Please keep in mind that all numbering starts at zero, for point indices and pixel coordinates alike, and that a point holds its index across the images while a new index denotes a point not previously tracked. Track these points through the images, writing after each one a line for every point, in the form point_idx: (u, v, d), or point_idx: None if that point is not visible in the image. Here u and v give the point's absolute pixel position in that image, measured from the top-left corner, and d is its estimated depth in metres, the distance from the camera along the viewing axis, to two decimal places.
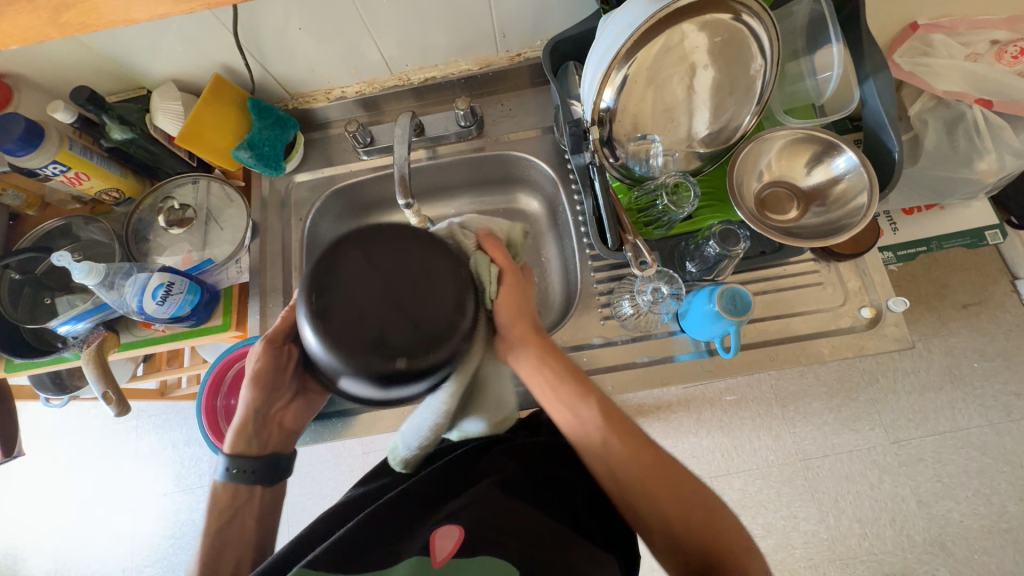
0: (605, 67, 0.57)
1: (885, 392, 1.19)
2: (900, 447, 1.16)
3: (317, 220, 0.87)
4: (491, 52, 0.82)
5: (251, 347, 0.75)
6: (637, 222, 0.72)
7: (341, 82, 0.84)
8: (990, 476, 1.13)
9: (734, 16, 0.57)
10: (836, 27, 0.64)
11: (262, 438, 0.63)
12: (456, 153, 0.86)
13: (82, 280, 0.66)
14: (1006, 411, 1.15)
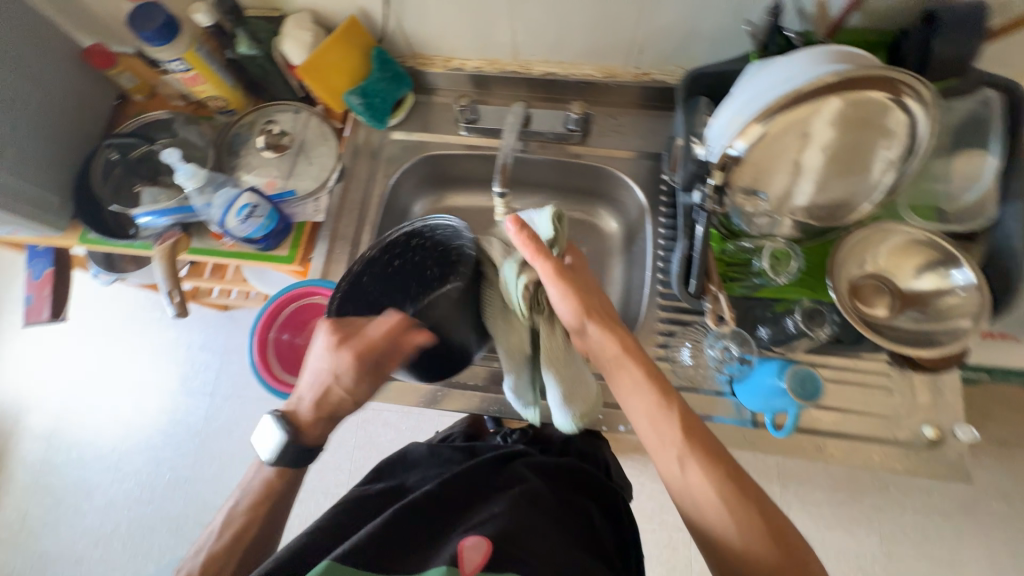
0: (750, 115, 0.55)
1: (896, 507, 1.15)
2: (894, 565, 1.13)
3: (400, 180, 0.87)
4: (620, 64, 0.80)
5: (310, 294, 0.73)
6: (725, 274, 0.68)
7: (463, 54, 0.83)
8: None
9: (897, 98, 0.54)
10: (999, 138, 0.62)
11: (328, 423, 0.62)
12: (553, 154, 0.85)
13: (184, 181, 0.70)
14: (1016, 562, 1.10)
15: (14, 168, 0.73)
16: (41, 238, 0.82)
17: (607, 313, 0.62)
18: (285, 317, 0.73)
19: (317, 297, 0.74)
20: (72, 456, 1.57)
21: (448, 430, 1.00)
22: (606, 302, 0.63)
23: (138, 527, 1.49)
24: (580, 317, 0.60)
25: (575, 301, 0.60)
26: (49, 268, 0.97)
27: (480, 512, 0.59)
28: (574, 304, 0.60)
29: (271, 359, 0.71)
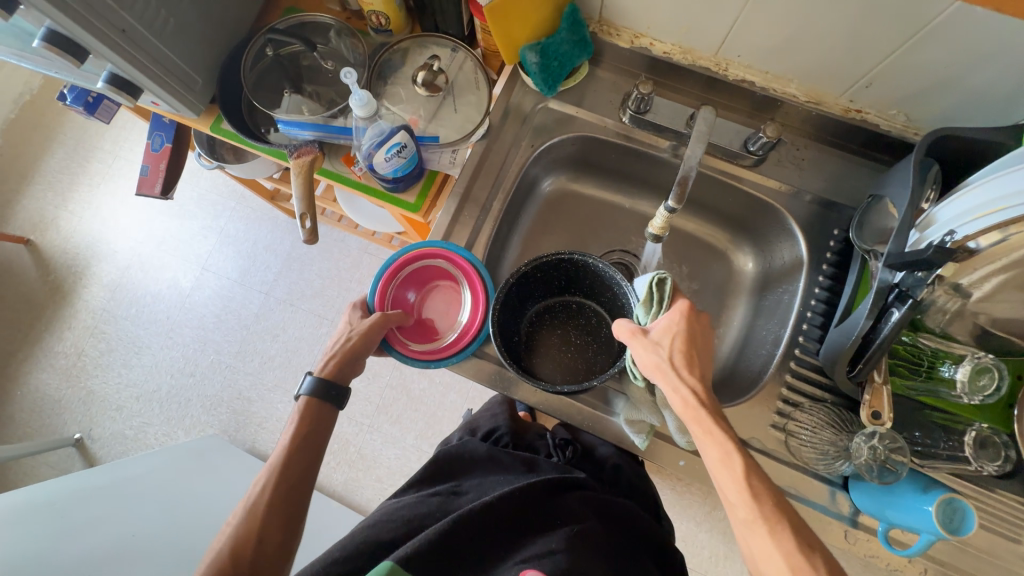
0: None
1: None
2: None
3: (543, 154, 0.81)
4: (833, 93, 0.70)
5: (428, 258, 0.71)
6: (892, 367, 0.61)
7: (658, 34, 0.73)
8: None
9: None
10: None
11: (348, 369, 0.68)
12: (717, 172, 0.76)
13: (356, 108, 0.67)
14: None
15: (173, 38, 0.69)
16: (175, 114, 0.80)
17: (686, 360, 0.59)
18: (412, 272, 0.72)
19: (448, 263, 0.71)
20: (128, 314, 1.63)
21: (491, 421, 0.90)
22: (692, 359, 0.59)
23: (176, 397, 1.57)
24: (655, 372, 0.58)
25: (652, 357, 0.59)
26: (168, 143, 0.96)
27: (533, 544, 0.59)
28: (648, 360, 0.59)
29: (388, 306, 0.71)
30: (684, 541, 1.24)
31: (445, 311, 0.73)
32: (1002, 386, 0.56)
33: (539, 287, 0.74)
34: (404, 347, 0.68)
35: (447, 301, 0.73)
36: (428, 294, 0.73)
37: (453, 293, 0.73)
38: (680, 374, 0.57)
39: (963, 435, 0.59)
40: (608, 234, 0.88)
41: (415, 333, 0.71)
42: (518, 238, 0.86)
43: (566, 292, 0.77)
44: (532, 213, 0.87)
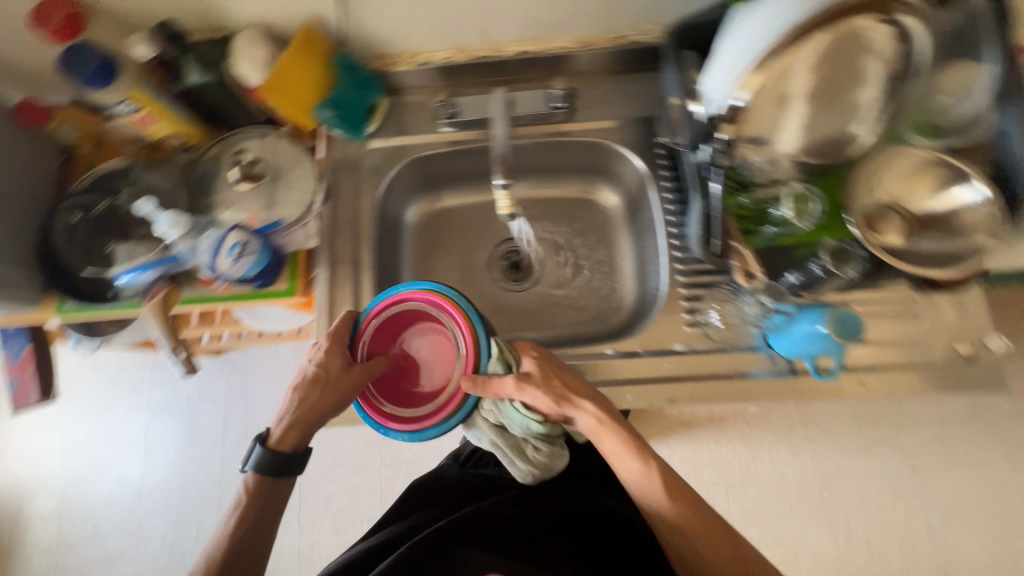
0: (756, 58, 0.53)
1: (910, 422, 1.23)
2: (919, 474, 1.20)
3: (389, 190, 0.83)
4: (594, 31, 0.77)
5: (411, 304, 0.69)
6: (743, 226, 0.66)
7: (429, 46, 0.78)
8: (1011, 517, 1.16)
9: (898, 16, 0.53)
10: (992, 42, 0.58)
11: (302, 432, 0.65)
12: (542, 136, 0.81)
13: (168, 230, 0.69)
14: None
15: None
16: (11, 317, 0.75)
17: (588, 392, 0.66)
18: (404, 311, 0.70)
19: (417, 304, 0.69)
20: (86, 533, 1.48)
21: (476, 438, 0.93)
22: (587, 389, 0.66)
23: None
24: (565, 409, 0.64)
25: (547, 398, 0.64)
26: (27, 346, 0.90)
27: (477, 554, 0.63)
28: (548, 402, 0.64)
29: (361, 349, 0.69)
30: (713, 465, 1.26)
31: (432, 373, 0.69)
32: (816, 206, 0.66)
33: (429, 337, 0.71)
34: (370, 404, 0.67)
35: (441, 358, 0.70)
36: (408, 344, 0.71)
37: (449, 352, 0.70)
38: (584, 403, 0.65)
39: (822, 256, 0.64)
40: (487, 232, 0.91)
41: (390, 393, 0.68)
42: (408, 275, 0.88)
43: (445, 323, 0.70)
44: (410, 247, 0.89)
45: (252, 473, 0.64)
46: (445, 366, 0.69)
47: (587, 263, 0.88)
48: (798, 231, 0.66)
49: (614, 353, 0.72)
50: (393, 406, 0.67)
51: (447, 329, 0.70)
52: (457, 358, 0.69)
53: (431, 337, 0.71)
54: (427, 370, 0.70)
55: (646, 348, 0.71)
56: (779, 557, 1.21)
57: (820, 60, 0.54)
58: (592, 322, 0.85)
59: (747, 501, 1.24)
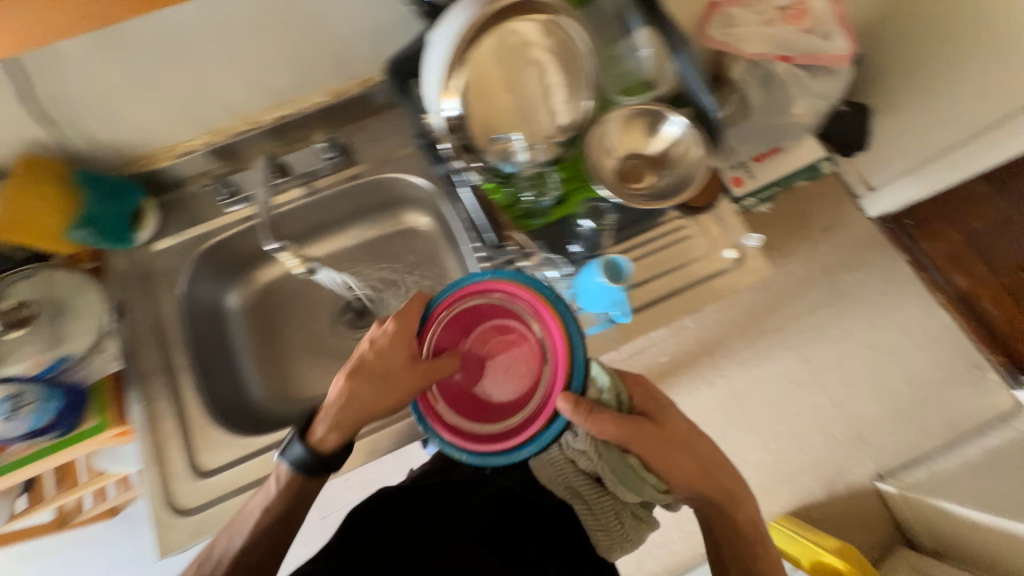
0: (443, 71, 0.62)
1: (789, 321, 1.43)
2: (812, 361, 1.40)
3: (193, 285, 0.79)
4: (339, 82, 0.81)
5: (520, 311, 0.62)
6: (513, 216, 0.72)
7: (183, 136, 0.79)
8: (884, 368, 1.40)
9: (550, 19, 0.66)
10: (636, 13, 0.72)
11: (343, 432, 0.61)
12: (331, 186, 0.85)
13: None
14: (880, 310, 1.43)
15: None
16: None
17: (676, 433, 0.68)
18: (484, 306, 0.63)
19: (515, 302, 0.63)
20: None
21: None
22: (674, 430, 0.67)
23: None
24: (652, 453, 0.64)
25: (657, 434, 0.65)
26: None
27: None
28: (635, 446, 0.63)
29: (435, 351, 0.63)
30: None
31: (508, 381, 0.62)
32: (555, 177, 0.73)
33: (512, 346, 0.62)
34: (430, 413, 0.61)
35: (518, 366, 0.62)
36: (491, 351, 0.63)
37: (526, 368, 0.61)
38: (676, 440, 0.67)
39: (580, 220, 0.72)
40: (321, 291, 0.91)
41: (451, 399, 0.61)
42: (247, 361, 0.84)
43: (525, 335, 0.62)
44: (239, 333, 0.85)
45: (287, 470, 0.60)
46: (513, 377, 0.62)
47: (422, 287, 0.91)
48: (558, 201, 0.73)
49: None
50: (457, 409, 0.61)
51: (528, 331, 0.63)
52: (542, 368, 0.61)
53: (507, 344, 0.63)
54: (498, 378, 0.62)
55: None
56: None
57: (495, 59, 0.66)
58: None
59: None
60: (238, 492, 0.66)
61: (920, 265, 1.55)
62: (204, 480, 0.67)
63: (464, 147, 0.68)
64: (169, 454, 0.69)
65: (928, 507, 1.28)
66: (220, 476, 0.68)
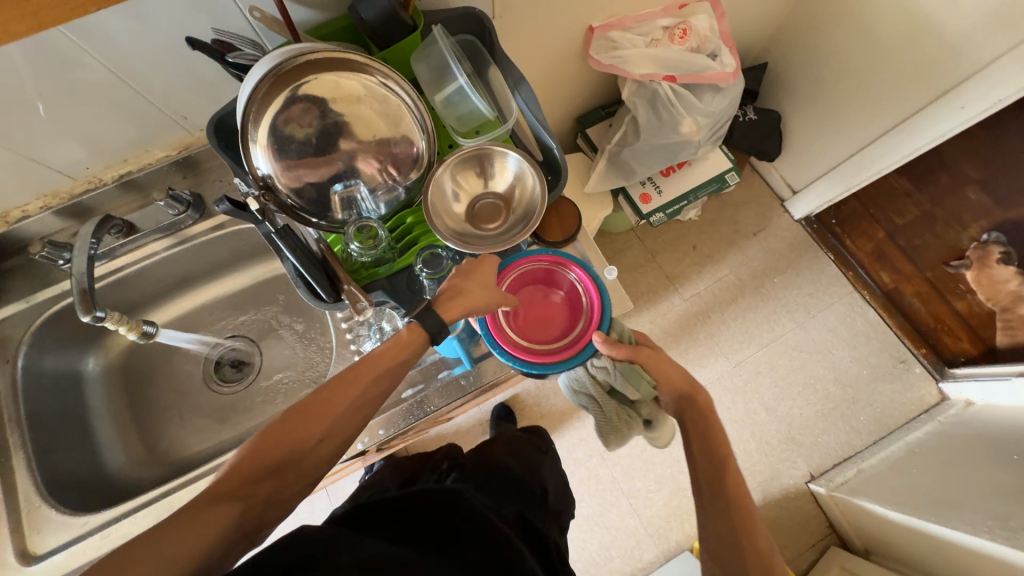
0: (242, 128, 0.59)
1: (719, 328, 1.57)
2: (740, 366, 1.54)
3: (36, 355, 0.76)
4: (183, 135, 0.80)
5: (587, 278, 0.75)
6: (353, 272, 0.70)
7: (16, 202, 0.76)
8: (810, 368, 1.52)
9: (374, 79, 0.62)
10: (455, 60, 0.69)
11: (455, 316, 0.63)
12: (182, 242, 0.82)
13: None
14: (806, 310, 1.56)
15: None
16: None
17: (677, 370, 0.75)
18: (552, 268, 0.77)
19: (567, 268, 0.76)
20: None
21: None
22: (679, 369, 0.75)
23: None
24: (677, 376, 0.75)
25: (655, 363, 0.74)
26: None
27: None
28: (669, 369, 0.75)
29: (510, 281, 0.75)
30: (581, 438, 1.49)
31: (552, 323, 0.76)
32: (383, 232, 0.68)
33: (557, 305, 0.77)
34: (494, 329, 0.71)
35: (553, 318, 0.76)
36: (547, 301, 0.77)
37: (576, 321, 0.75)
38: (670, 371, 0.74)
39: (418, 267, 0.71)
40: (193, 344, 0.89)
41: (511, 322, 0.73)
42: (106, 426, 0.82)
43: (569, 296, 0.76)
44: (98, 400, 0.83)
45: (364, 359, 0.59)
46: (547, 325, 0.75)
47: (296, 333, 0.90)
48: (399, 250, 0.73)
49: None
50: (508, 332, 0.72)
51: (569, 286, 0.77)
52: (578, 321, 0.74)
53: (552, 302, 0.77)
54: (537, 322, 0.75)
55: None
56: (663, 494, 1.45)
57: (309, 116, 0.61)
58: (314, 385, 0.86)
59: (623, 458, 1.47)
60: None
61: (844, 263, 1.57)
62: (32, 566, 0.65)
63: (282, 205, 0.64)
64: None
65: (853, 503, 1.30)
66: (50, 559, 0.65)
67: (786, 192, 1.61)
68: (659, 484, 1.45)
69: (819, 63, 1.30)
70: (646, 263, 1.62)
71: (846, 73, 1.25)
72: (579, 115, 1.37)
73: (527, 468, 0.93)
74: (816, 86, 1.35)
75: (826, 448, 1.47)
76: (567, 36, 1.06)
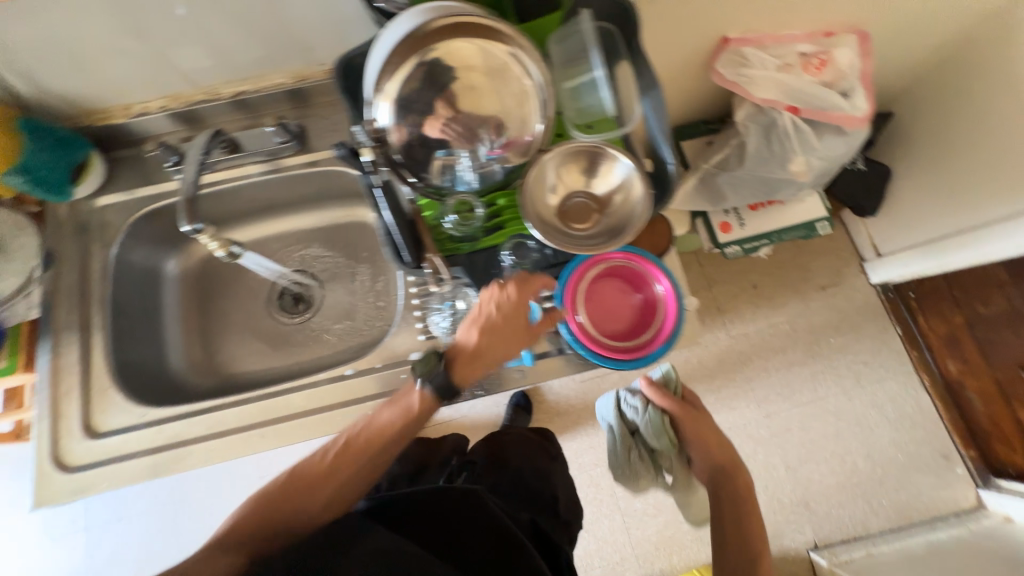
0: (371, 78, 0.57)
1: (759, 375, 1.50)
2: (771, 419, 1.47)
3: (129, 246, 0.80)
4: (304, 65, 0.80)
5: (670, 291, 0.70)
6: (441, 243, 0.72)
7: (139, 97, 0.78)
8: (844, 439, 1.44)
9: (508, 49, 0.59)
10: (595, 52, 0.68)
11: (473, 367, 0.65)
12: (279, 170, 0.83)
13: None
14: (856, 378, 1.47)
15: None
16: None
17: (714, 425, 0.92)
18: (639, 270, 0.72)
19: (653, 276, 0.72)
20: None
21: None
22: (712, 424, 0.92)
23: None
24: (709, 431, 0.91)
25: (693, 414, 0.92)
26: None
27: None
28: (700, 421, 0.91)
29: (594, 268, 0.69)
30: (591, 445, 1.48)
31: (622, 320, 0.71)
32: (482, 211, 0.71)
33: (631, 304, 0.72)
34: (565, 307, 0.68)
35: (622, 315, 0.71)
36: (622, 298, 0.72)
37: (646, 327, 0.70)
38: (707, 425, 0.91)
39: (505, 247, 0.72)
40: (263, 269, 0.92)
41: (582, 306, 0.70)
42: (173, 325, 0.86)
43: (645, 301, 0.71)
44: (171, 299, 0.86)
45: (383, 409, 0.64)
46: (613, 318, 0.71)
47: (360, 283, 0.91)
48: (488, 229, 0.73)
49: (355, 373, 0.73)
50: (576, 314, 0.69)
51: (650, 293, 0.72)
52: (648, 327, 0.69)
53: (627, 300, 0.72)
54: (606, 314, 0.71)
55: (384, 363, 0.74)
56: (660, 520, 1.43)
57: (437, 77, 0.58)
58: (367, 338, 0.88)
59: None
60: (116, 460, 0.68)
61: (912, 342, 1.46)
62: (92, 441, 0.69)
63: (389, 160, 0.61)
64: (64, 411, 0.70)
65: None
66: (109, 439, 0.69)
67: (869, 251, 1.49)
68: (658, 510, 1.43)
69: (959, 126, 1.19)
70: (701, 291, 1.55)
71: (987, 144, 1.14)
72: (679, 125, 1.30)
73: (537, 476, 0.93)
74: (944, 150, 1.24)
75: (836, 521, 1.41)
76: (700, 41, 0.99)
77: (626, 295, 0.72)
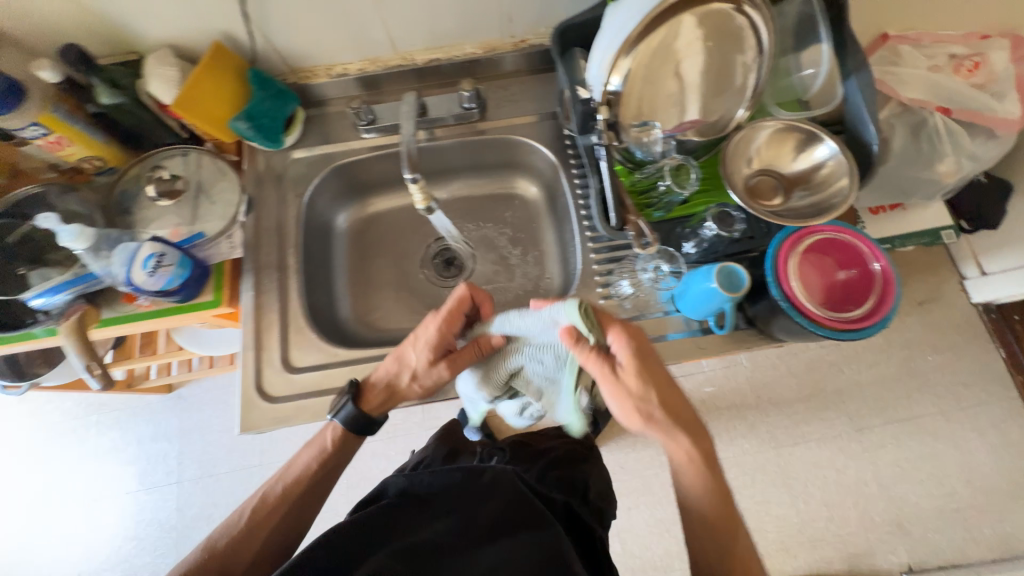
0: (616, 49, 0.61)
1: (851, 387, 1.31)
2: (864, 434, 1.29)
3: (315, 197, 0.85)
4: (496, 37, 0.84)
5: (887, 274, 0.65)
6: (640, 203, 0.74)
7: (344, 59, 0.83)
8: (942, 460, 1.25)
9: (735, 7, 0.61)
10: (824, 26, 0.70)
11: (389, 396, 0.68)
12: (460, 135, 0.86)
13: (70, 243, 0.66)
14: (954, 399, 1.28)
15: None
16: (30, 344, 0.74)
17: (668, 391, 0.62)
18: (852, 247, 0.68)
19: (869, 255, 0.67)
20: None
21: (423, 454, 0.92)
22: (668, 390, 0.61)
23: None
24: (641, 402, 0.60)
25: (629, 379, 0.60)
26: None
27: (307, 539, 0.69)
28: (621, 388, 0.61)
29: (809, 237, 0.67)
30: None
31: (824, 295, 0.67)
32: (697, 173, 0.74)
33: (835, 282, 0.68)
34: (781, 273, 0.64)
35: (824, 290, 0.67)
36: (827, 273, 0.68)
37: (852, 307, 0.66)
38: (647, 394, 0.60)
39: (705, 218, 0.72)
40: (421, 232, 0.95)
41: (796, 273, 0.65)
42: (342, 278, 0.90)
43: (850, 282, 0.67)
44: (340, 253, 0.91)
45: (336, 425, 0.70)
46: (817, 293, 0.67)
47: (513, 254, 0.92)
48: (685, 199, 0.74)
49: None
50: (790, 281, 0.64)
51: (860, 273, 0.67)
52: (854, 307, 0.66)
53: (832, 276, 0.68)
54: (810, 285, 0.67)
55: None
56: None
57: (672, 43, 0.63)
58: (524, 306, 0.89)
59: None
60: (316, 394, 0.72)
61: (1017, 366, 1.28)
62: (292, 374, 0.73)
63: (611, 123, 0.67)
64: (266, 342, 0.75)
65: None
66: (307, 374, 0.73)
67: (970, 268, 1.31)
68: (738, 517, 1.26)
69: None
70: None
71: None
72: None
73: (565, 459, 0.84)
74: None
75: (933, 546, 1.21)
76: None
77: (832, 269, 0.68)
